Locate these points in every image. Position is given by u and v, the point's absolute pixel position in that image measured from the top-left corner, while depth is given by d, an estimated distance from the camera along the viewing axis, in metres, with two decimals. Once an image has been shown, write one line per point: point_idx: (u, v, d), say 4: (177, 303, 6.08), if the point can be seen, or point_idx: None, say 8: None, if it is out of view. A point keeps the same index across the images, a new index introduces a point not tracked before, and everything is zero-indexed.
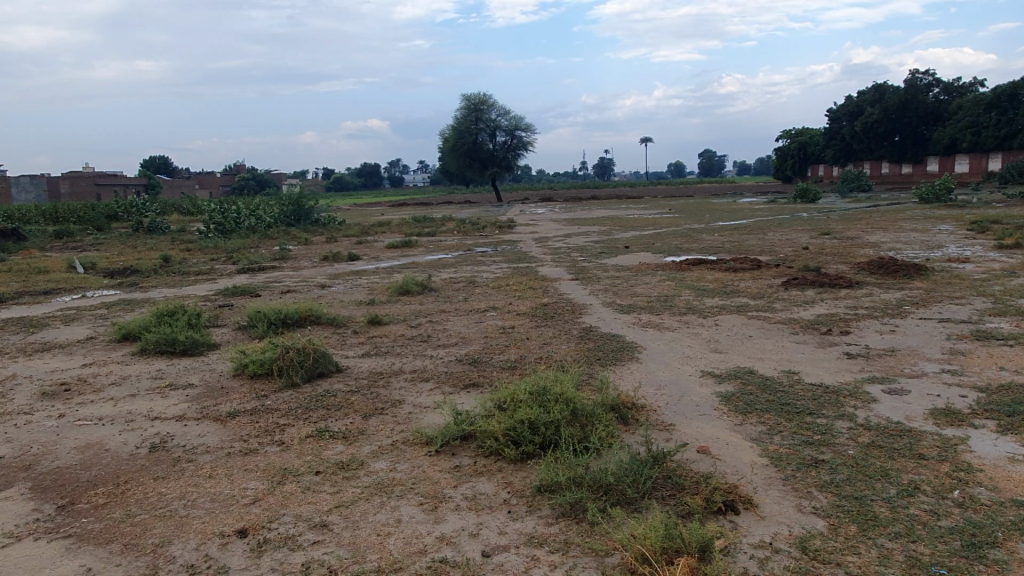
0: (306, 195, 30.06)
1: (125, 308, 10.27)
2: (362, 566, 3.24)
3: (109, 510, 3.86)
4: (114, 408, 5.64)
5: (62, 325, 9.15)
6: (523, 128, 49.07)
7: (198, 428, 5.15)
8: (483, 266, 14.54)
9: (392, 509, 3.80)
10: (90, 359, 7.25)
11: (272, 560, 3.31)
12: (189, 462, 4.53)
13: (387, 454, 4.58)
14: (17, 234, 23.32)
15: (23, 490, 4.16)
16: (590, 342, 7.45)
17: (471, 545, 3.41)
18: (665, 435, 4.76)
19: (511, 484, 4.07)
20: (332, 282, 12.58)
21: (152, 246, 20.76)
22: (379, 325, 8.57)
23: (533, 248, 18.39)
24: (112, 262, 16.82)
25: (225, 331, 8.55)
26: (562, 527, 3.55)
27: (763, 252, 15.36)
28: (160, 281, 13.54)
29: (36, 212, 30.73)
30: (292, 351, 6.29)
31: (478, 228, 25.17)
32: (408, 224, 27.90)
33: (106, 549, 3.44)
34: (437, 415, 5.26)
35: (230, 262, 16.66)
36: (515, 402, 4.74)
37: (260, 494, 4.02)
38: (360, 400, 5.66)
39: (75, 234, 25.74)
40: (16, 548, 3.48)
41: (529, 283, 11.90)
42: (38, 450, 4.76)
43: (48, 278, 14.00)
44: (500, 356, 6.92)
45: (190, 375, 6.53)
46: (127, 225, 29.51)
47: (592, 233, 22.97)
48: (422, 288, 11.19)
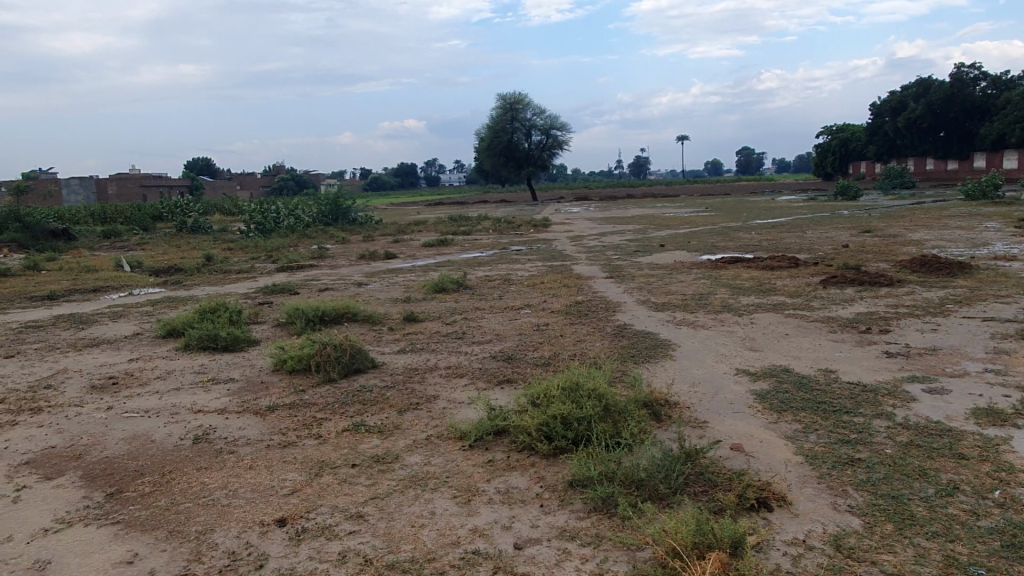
0: (343, 194, 30.44)
1: (170, 305, 10.58)
2: (397, 557, 3.30)
3: (155, 498, 4.00)
4: (158, 402, 5.81)
5: (111, 321, 9.45)
6: (559, 128, 48.92)
7: (239, 421, 5.29)
8: (517, 264, 14.60)
9: (426, 502, 3.86)
10: (136, 354, 7.49)
11: (310, 549, 3.39)
12: (230, 453, 4.66)
13: (421, 448, 4.65)
14: (67, 235, 24.15)
15: (73, 479, 4.32)
16: (624, 340, 7.44)
17: (505, 537, 3.46)
18: (698, 432, 4.74)
19: (544, 479, 4.11)
20: (369, 281, 12.74)
21: (196, 245, 21.28)
22: (414, 322, 8.67)
23: (567, 247, 18.37)
24: (157, 261, 17.30)
25: (266, 327, 8.75)
26: (593, 521, 3.57)
27: (801, 251, 15.13)
28: (203, 280, 13.88)
29: (85, 213, 31.69)
30: (329, 347, 6.44)
31: (512, 227, 25.22)
32: (443, 224, 28.09)
33: (152, 536, 3.57)
34: (471, 410, 5.32)
35: (269, 261, 17.00)
36: (549, 397, 4.77)
37: (298, 486, 4.12)
38: (396, 395, 5.76)
39: (123, 234, 26.54)
40: (67, 534, 3.63)
41: (563, 282, 11.91)
42: (87, 441, 4.94)
43: (96, 277, 14.46)
44: (534, 353, 6.95)
45: (231, 370, 6.71)
46: (171, 225, 30.35)
47: (627, 231, 22.87)
48: (457, 286, 11.27)
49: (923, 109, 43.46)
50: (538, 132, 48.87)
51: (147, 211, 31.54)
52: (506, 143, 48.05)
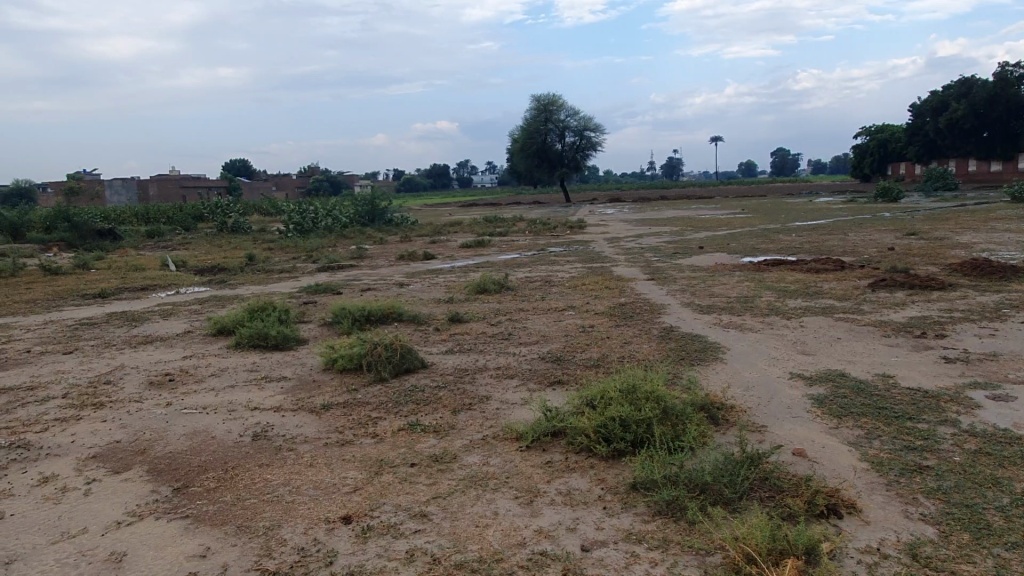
0: (379, 195, 30.67)
1: (217, 304, 10.78)
2: (464, 556, 3.31)
3: (221, 494, 4.06)
4: (214, 398, 5.91)
5: (162, 319, 9.64)
6: (592, 128, 48.62)
7: (295, 419, 5.35)
8: (557, 266, 14.58)
9: (488, 502, 3.86)
10: (189, 352, 7.63)
11: (377, 547, 3.42)
12: (290, 450, 4.72)
13: (478, 448, 4.66)
14: (113, 234, 24.71)
15: (140, 473, 4.41)
16: (672, 343, 7.38)
17: (571, 539, 3.45)
18: (758, 436, 4.68)
19: (604, 481, 4.08)
20: (410, 281, 12.80)
21: (238, 245, 21.65)
22: (459, 323, 8.69)
23: (606, 248, 18.28)
24: (201, 261, 17.61)
25: (312, 326, 8.85)
26: (659, 524, 3.54)
27: (846, 253, 14.88)
28: (247, 279, 14.10)
29: (130, 213, 32.45)
30: (380, 346, 6.49)
31: (549, 228, 25.19)
32: (480, 224, 28.22)
33: (221, 530, 3.62)
34: (526, 411, 5.32)
35: (310, 260, 17.20)
36: (606, 399, 4.74)
37: (359, 484, 4.15)
38: (448, 395, 5.78)
39: (166, 234, 27.12)
40: (138, 527, 3.70)
41: (605, 283, 11.86)
42: (150, 436, 5.05)
43: (144, 275, 14.76)
44: (583, 355, 6.93)
45: (283, 369, 6.80)
46: (211, 225, 30.90)
47: (664, 233, 22.71)
48: (499, 287, 11.28)
49: (965, 109, 42.43)
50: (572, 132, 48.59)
51: (188, 211, 32.18)
52: (539, 144, 48.01)
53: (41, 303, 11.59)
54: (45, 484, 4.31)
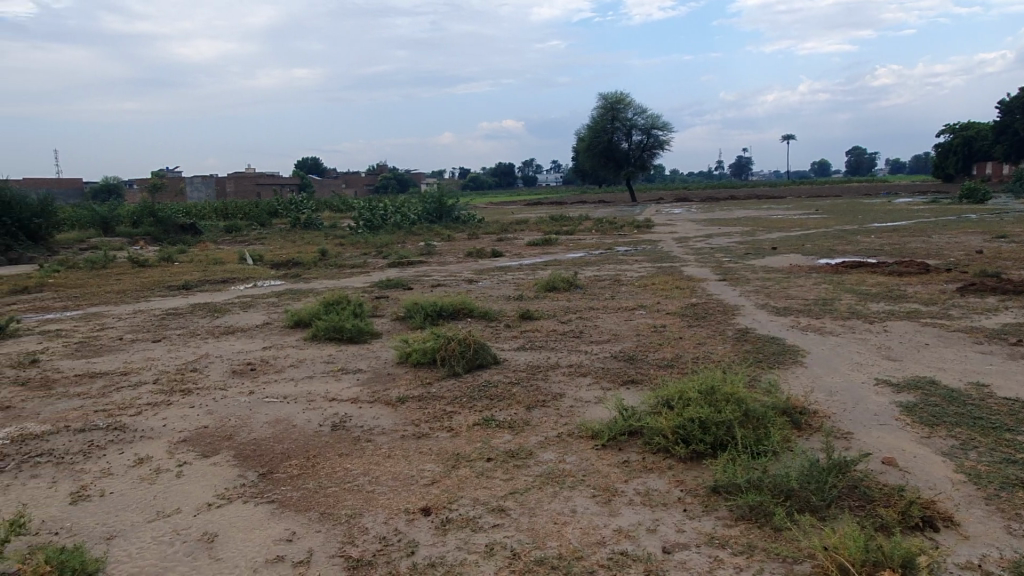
0: (447, 193, 30.92)
1: (293, 297, 11.09)
2: (544, 553, 3.30)
3: (304, 481, 4.17)
4: (294, 388, 6.08)
5: (241, 311, 9.98)
6: (660, 127, 47.86)
7: (372, 411, 5.45)
8: (626, 265, 14.45)
9: (566, 500, 3.84)
10: (269, 343, 7.87)
11: (457, 540, 3.45)
12: (368, 441, 4.81)
13: (553, 445, 4.65)
14: (194, 229, 25.79)
15: (227, 458, 4.58)
16: (749, 344, 7.21)
17: (651, 540, 3.40)
18: (844, 443, 4.53)
19: (683, 483, 4.01)
20: (478, 278, 12.92)
21: (310, 240, 22.28)
22: (530, 320, 8.71)
23: (675, 248, 18.04)
24: (277, 255, 18.19)
25: (386, 320, 9.01)
26: (743, 530, 3.45)
27: (931, 255, 14.27)
28: (321, 273, 14.49)
29: (210, 209, 33.81)
30: (454, 342, 6.53)
31: (616, 228, 24.96)
32: (546, 223, 28.28)
33: (306, 516, 3.72)
34: (600, 409, 5.28)
35: (380, 256, 17.56)
36: (684, 399, 4.66)
37: (437, 477, 4.19)
38: (522, 391, 5.78)
39: (243, 229, 28.14)
40: (228, 510, 3.84)
41: (675, 283, 11.70)
42: (235, 422, 5.23)
43: (224, 269, 15.34)
44: (656, 354, 6.83)
45: (359, 361, 6.94)
46: (285, 221, 31.89)
47: (735, 233, 22.37)
48: (569, 284, 11.25)
49: None
50: (639, 131, 47.97)
51: (263, 207, 33.17)
52: (606, 143, 47.62)
53: (130, 293, 12.17)
54: (140, 464, 4.51)
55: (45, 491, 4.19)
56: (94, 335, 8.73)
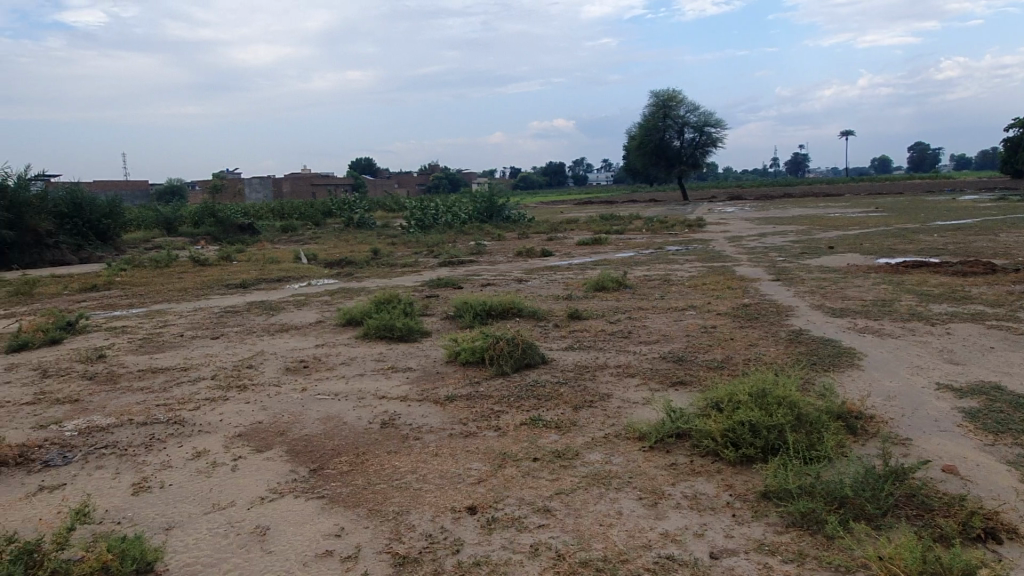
0: (497, 192, 31.01)
1: (346, 295, 11.29)
2: (589, 554, 3.28)
3: (353, 477, 4.25)
4: (346, 386, 6.19)
5: (296, 309, 10.22)
6: (713, 124, 47.09)
7: (421, 409, 5.52)
8: (676, 264, 14.28)
9: (612, 501, 3.82)
10: (322, 340, 8.04)
11: (502, 539, 3.46)
12: (416, 439, 4.86)
13: (600, 446, 4.63)
14: (252, 229, 26.50)
15: (280, 453, 4.69)
16: (803, 346, 7.04)
17: (699, 545, 3.35)
18: (902, 450, 4.38)
19: (733, 487, 3.94)
20: (528, 277, 12.94)
21: (363, 240, 22.66)
22: (579, 319, 8.68)
23: (727, 248, 17.74)
24: (330, 254, 18.55)
25: (435, 319, 9.10)
26: (794, 536, 3.38)
27: (999, 255, 13.67)
28: (373, 272, 14.72)
29: (267, 209, 34.69)
30: (502, 341, 6.55)
31: (667, 227, 24.70)
32: (596, 222, 28.11)
33: (355, 512, 3.79)
34: (649, 411, 5.23)
35: (431, 255, 17.74)
36: (735, 402, 4.57)
37: (484, 475, 4.22)
38: (569, 391, 5.77)
39: (299, 228, 28.79)
40: (280, 504, 3.94)
41: (727, 283, 11.49)
42: (287, 418, 5.36)
43: (280, 267, 15.72)
44: (706, 356, 6.73)
45: (409, 360, 7.02)
46: (339, 220, 32.50)
47: (789, 232, 21.86)
48: (618, 284, 11.17)
49: None
50: (691, 129, 47.29)
51: (318, 207, 33.85)
52: (657, 142, 47.11)
53: (191, 291, 12.58)
54: (198, 457, 4.66)
55: (108, 481, 4.36)
56: (157, 331, 9.06)
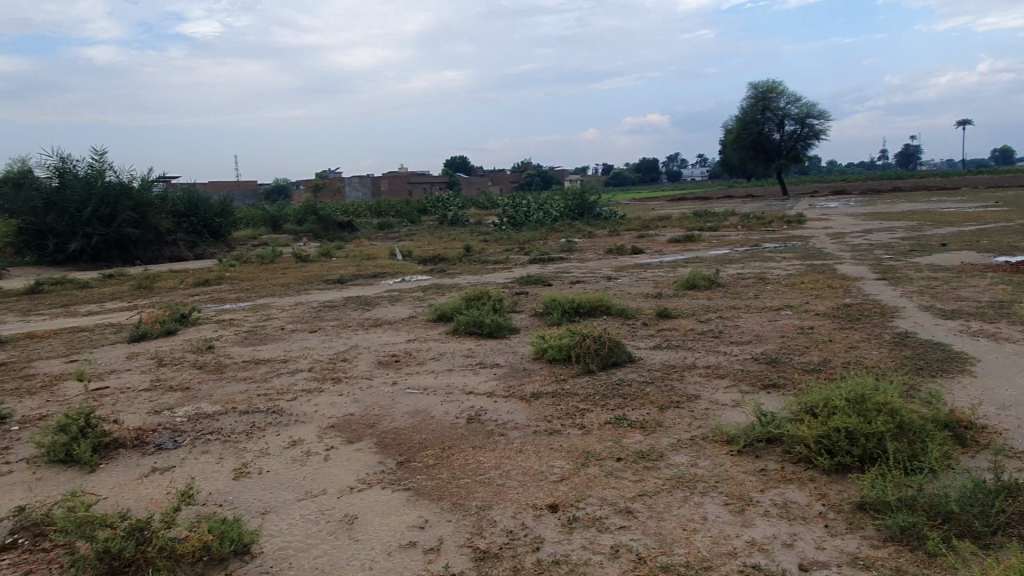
0: (589, 188, 30.82)
1: (438, 291, 11.52)
2: (671, 559, 3.22)
3: (439, 471, 4.33)
4: (435, 380, 6.32)
5: (390, 304, 10.51)
6: (816, 115, 45.08)
7: (506, 405, 5.56)
8: (774, 262, 13.77)
9: (697, 506, 3.73)
10: (413, 335, 8.23)
11: (583, 539, 3.44)
12: (500, 435, 4.91)
13: (686, 448, 4.52)
14: (351, 226, 27.45)
15: (370, 444, 4.84)
16: (908, 349, 6.65)
17: (787, 556, 3.22)
18: (1017, 464, 4.06)
19: (826, 496, 3.77)
20: (618, 274, 12.81)
21: (455, 237, 23.05)
22: (668, 318, 8.52)
23: (829, 245, 16.97)
24: (424, 251, 18.96)
25: (524, 316, 9.15)
26: (892, 552, 3.20)
27: None
28: (464, 269, 14.95)
29: (365, 207, 35.84)
30: (589, 339, 6.51)
31: (764, 223, 23.86)
32: (690, 219, 27.49)
33: (439, 505, 3.86)
34: (739, 414, 5.07)
35: (522, 252, 17.85)
36: (830, 408, 4.37)
37: (567, 474, 4.21)
38: (656, 391, 5.67)
39: (395, 225, 29.60)
40: (368, 494, 4.06)
41: (827, 282, 11.00)
42: (378, 411, 5.52)
43: (377, 264, 16.21)
44: (802, 358, 6.46)
45: (496, 356, 7.09)
46: (433, 218, 33.18)
47: (898, 228, 20.67)
48: (711, 283, 10.89)
49: None
50: (792, 121, 45.43)
51: (413, 205, 34.67)
52: (755, 135, 45.56)
53: (293, 286, 13.16)
54: (294, 446, 4.87)
55: (212, 466, 4.62)
56: (261, 324, 9.53)
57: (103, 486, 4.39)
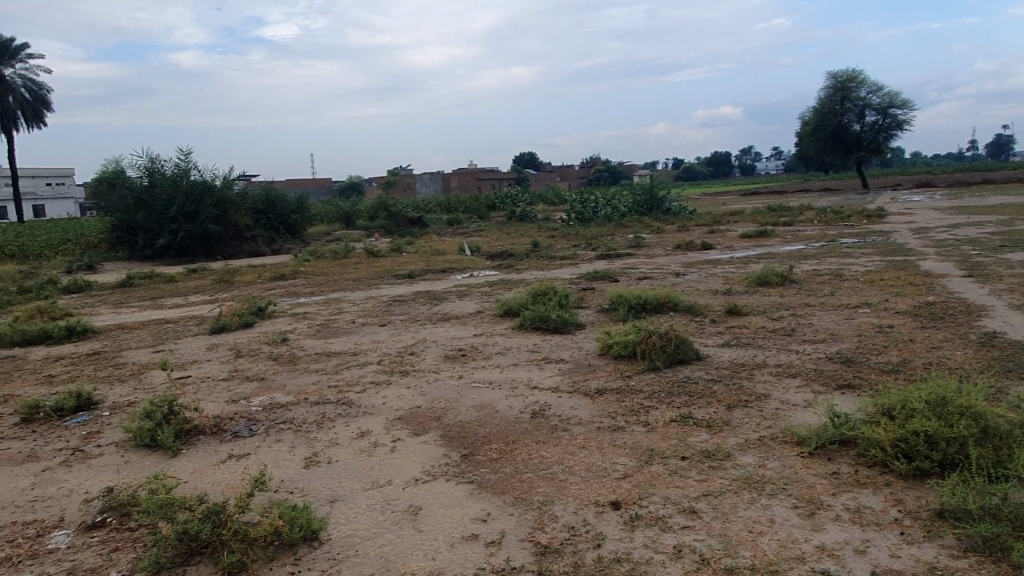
0: (658, 183, 30.36)
1: (505, 287, 11.59)
2: (736, 561, 3.15)
3: (502, 465, 4.36)
4: (500, 375, 6.36)
5: (457, 299, 10.63)
6: (900, 105, 43.04)
7: (571, 400, 5.55)
8: (852, 258, 13.25)
9: (764, 507, 3.64)
10: (480, 330, 8.30)
11: (645, 537, 3.40)
12: (564, 430, 4.90)
13: (754, 448, 4.41)
14: (421, 222, 27.87)
15: (435, 437, 4.91)
16: (996, 350, 6.29)
17: (859, 563, 3.11)
18: None
19: (903, 502, 3.61)
20: (687, 271, 12.59)
21: (523, 232, 23.11)
22: (738, 315, 8.32)
23: (912, 240, 16.22)
24: (492, 246, 19.08)
25: (590, 311, 9.10)
26: (973, 563, 3.04)
27: None
28: (532, 264, 14.98)
29: (435, 203, 36.32)
30: (655, 336, 6.42)
31: (842, 218, 22.99)
32: (763, 214, 26.74)
33: (501, 499, 3.88)
34: (811, 414, 4.91)
35: (589, 248, 17.76)
36: (908, 410, 4.18)
37: (630, 471, 4.17)
38: (723, 390, 5.55)
39: (464, 221, 29.89)
40: (433, 486, 4.13)
41: (909, 279, 10.52)
42: (444, 404, 5.60)
43: (446, 259, 16.42)
44: (880, 358, 6.20)
45: (562, 351, 7.08)
46: (502, 214, 33.34)
47: (988, 223, 19.56)
48: (784, 279, 10.57)
49: None
50: (873, 111, 43.44)
51: (482, 201, 34.93)
52: (834, 127, 43.90)
53: (364, 281, 13.46)
54: (362, 437, 4.99)
55: (285, 454, 4.79)
56: (333, 317, 9.80)
57: (184, 471, 4.60)
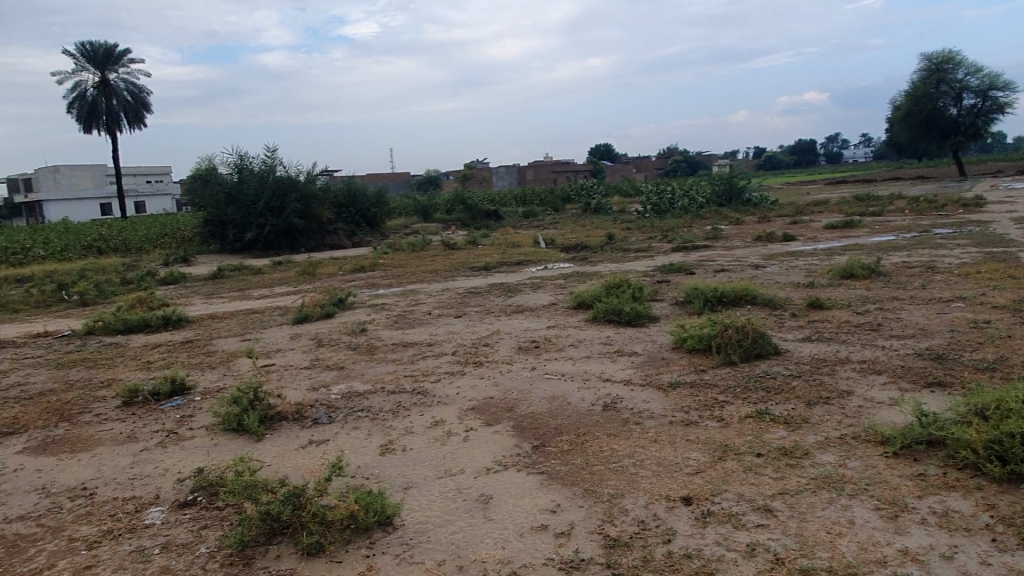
0: (738, 173, 29.56)
1: (579, 279, 11.55)
2: (812, 563, 3.06)
3: (573, 456, 4.36)
4: (573, 367, 6.36)
5: (531, 291, 10.67)
6: (1001, 86, 40.46)
7: (643, 394, 5.49)
8: (946, 250, 12.57)
9: (843, 508, 3.51)
10: (553, 322, 8.32)
11: (717, 534, 3.35)
12: (636, 424, 4.86)
13: (835, 447, 4.26)
14: (497, 215, 28.06)
15: (507, 427, 4.96)
16: None
17: (945, 569, 2.96)
18: None
19: (995, 508, 3.42)
20: (767, 263, 12.23)
21: (598, 225, 22.96)
22: (820, 309, 8.04)
23: (1014, 230, 15.23)
24: (566, 238, 19.05)
25: (665, 304, 8.97)
26: None
27: None
28: (606, 256, 14.87)
29: (511, 196, 36.50)
30: (731, 329, 6.28)
31: (936, 207, 21.81)
32: (850, 203, 25.66)
33: (571, 490, 3.89)
34: (896, 413, 4.71)
35: (666, 240, 17.49)
36: (1004, 410, 3.95)
37: (703, 466, 4.10)
38: (803, 386, 5.38)
39: (540, 214, 29.93)
40: (504, 475, 4.17)
41: (1009, 271, 9.89)
42: (516, 395, 5.64)
43: (521, 251, 16.50)
44: (974, 355, 5.87)
45: (635, 344, 7.01)
46: (577, 206, 33.18)
47: None
48: (870, 271, 10.13)
49: None
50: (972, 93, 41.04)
51: (557, 193, 34.86)
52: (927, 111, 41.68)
53: (440, 273, 13.68)
54: (436, 426, 5.09)
55: (362, 441, 4.93)
56: (410, 308, 10.01)
57: (268, 454, 4.81)
